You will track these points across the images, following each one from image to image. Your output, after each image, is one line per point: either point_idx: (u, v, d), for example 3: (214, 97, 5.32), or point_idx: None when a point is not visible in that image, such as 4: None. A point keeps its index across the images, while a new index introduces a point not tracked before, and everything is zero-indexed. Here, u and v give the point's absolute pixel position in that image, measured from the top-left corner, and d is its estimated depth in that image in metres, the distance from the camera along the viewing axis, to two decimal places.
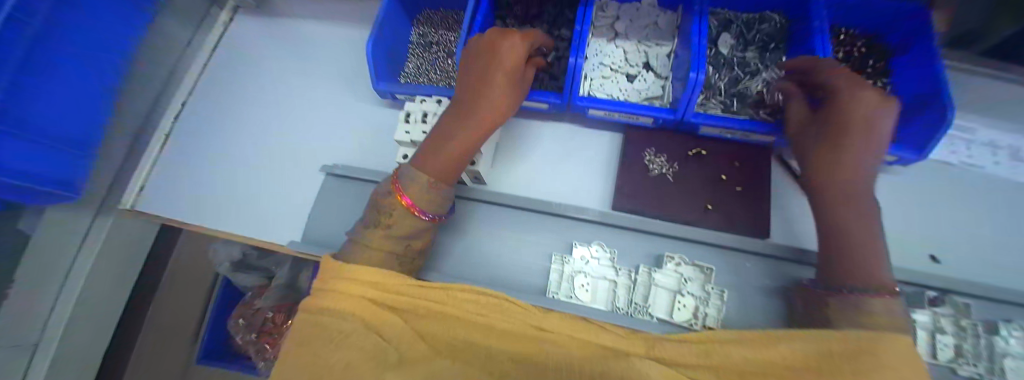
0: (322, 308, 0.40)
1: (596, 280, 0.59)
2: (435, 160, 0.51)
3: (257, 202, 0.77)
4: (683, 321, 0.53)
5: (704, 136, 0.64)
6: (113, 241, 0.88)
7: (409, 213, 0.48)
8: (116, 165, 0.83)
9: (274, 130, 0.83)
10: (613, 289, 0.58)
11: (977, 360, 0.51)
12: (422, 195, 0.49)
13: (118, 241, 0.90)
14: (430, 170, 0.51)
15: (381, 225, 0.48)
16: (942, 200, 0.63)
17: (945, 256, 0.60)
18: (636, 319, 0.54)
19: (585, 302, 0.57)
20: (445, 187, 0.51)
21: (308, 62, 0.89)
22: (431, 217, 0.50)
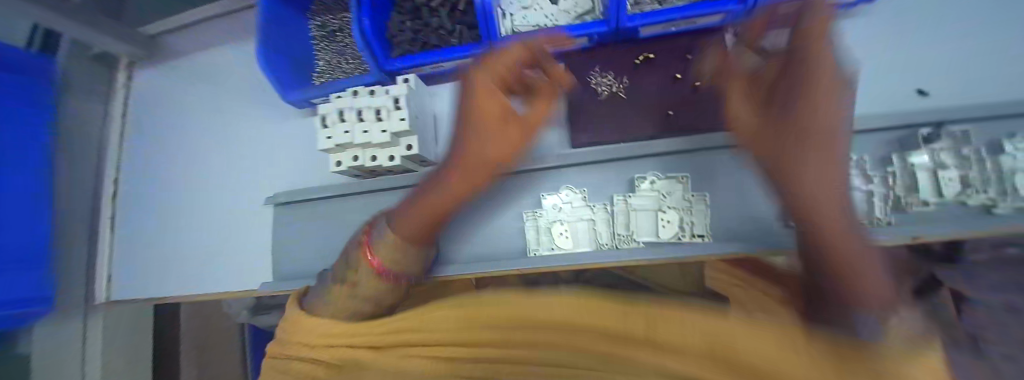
0: (291, 362, 0.40)
1: (574, 224, 0.55)
2: (408, 222, 0.46)
3: (222, 258, 0.73)
4: (668, 237, 0.51)
5: (648, 39, 0.57)
6: (113, 340, 0.83)
7: (373, 272, 0.44)
8: (79, 262, 0.80)
9: (212, 178, 0.77)
10: (594, 227, 0.54)
11: (986, 186, 0.47)
12: (389, 256, 0.44)
13: (120, 337, 0.84)
14: (405, 230, 0.45)
15: (345, 283, 0.44)
16: (922, 24, 0.56)
17: (936, 87, 0.54)
18: (623, 251, 0.51)
19: (568, 249, 0.54)
20: (412, 248, 0.46)
21: (219, 97, 0.80)
22: (397, 277, 0.45)
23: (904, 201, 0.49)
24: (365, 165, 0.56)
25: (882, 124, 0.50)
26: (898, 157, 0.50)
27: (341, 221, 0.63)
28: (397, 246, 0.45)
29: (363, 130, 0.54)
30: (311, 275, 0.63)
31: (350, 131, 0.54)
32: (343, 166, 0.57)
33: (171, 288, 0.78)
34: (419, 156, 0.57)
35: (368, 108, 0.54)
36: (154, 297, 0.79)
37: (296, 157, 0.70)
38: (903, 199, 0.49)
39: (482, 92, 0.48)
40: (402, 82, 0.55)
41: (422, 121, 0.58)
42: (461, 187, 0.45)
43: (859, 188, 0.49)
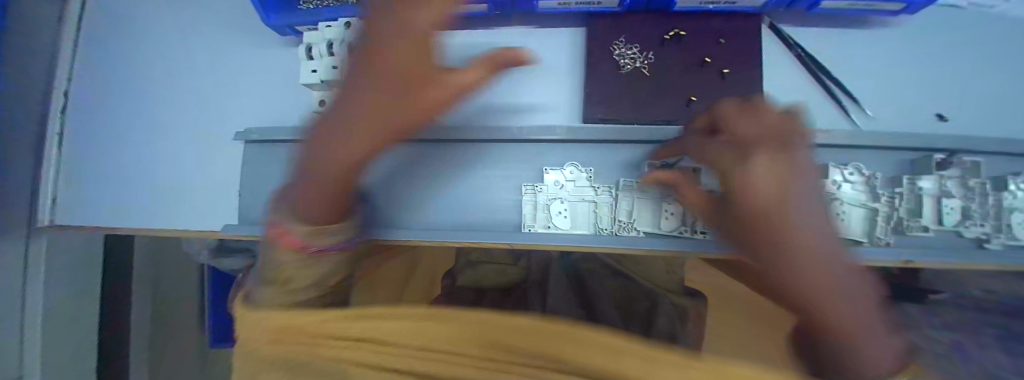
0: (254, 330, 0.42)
1: (574, 204, 0.52)
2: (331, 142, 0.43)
3: (187, 193, 0.65)
4: (665, 229, 0.49)
5: (681, 13, 0.52)
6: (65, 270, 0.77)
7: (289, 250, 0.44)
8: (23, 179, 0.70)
9: (176, 102, 0.68)
10: (594, 209, 0.51)
11: (985, 220, 0.47)
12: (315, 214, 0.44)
13: (74, 268, 0.79)
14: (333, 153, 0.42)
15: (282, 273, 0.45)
16: (958, 44, 0.53)
17: (955, 113, 0.51)
18: (624, 238, 0.48)
19: (565, 229, 0.51)
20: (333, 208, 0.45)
21: (193, 13, 0.69)
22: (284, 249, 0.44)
23: (905, 224, 0.48)
24: None
25: (907, 143, 0.47)
26: (908, 179, 0.48)
27: None
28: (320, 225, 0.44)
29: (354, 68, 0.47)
30: None
31: (339, 67, 0.48)
32: None
33: (127, 220, 0.70)
34: None
35: None
36: (105, 228, 0.71)
37: (273, 91, 0.63)
38: (905, 222, 0.48)
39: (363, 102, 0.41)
40: None
41: None
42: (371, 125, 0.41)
43: (865, 206, 0.47)
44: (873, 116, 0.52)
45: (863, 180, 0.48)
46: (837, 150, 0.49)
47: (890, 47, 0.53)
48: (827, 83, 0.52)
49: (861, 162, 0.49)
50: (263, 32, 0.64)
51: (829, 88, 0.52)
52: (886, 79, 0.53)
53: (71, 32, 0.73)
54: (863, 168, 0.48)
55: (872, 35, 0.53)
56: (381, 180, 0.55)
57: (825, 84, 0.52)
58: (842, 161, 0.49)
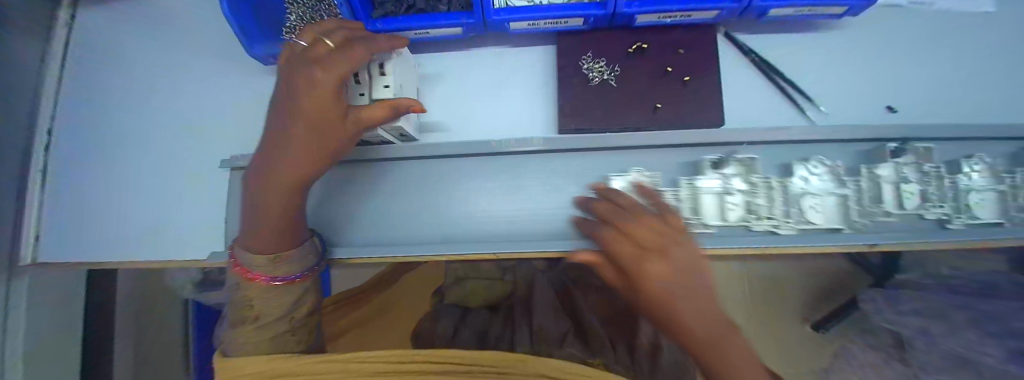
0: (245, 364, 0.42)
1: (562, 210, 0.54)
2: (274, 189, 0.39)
3: (172, 223, 0.65)
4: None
5: (641, 28, 0.56)
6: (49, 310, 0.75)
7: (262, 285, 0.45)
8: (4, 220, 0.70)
9: (159, 135, 0.69)
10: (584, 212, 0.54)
11: (943, 202, 0.50)
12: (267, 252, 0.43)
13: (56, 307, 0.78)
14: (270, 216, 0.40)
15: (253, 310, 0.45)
16: (895, 44, 0.57)
17: (901, 105, 0.55)
18: None
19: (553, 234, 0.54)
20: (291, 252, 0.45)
21: (179, 49, 0.71)
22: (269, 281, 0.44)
23: (870, 211, 0.51)
24: None
25: (859, 135, 0.51)
26: (867, 169, 0.51)
27: None
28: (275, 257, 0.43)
29: None
30: None
31: None
32: None
33: (112, 253, 0.69)
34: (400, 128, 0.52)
35: None
36: (90, 264, 0.71)
37: (258, 119, 0.65)
38: (869, 209, 0.51)
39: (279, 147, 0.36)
40: None
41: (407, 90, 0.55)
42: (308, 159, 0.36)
43: (832, 194, 0.50)
44: (827, 112, 0.56)
45: (827, 170, 0.51)
46: (797, 146, 0.52)
47: (836, 49, 0.58)
48: (783, 84, 0.56)
49: (822, 155, 0.52)
50: (248, 63, 0.67)
51: (785, 89, 0.56)
52: (836, 78, 0.57)
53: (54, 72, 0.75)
54: (824, 159, 0.51)
55: (819, 39, 0.58)
56: (368, 199, 0.57)
57: (780, 86, 0.56)
58: (804, 155, 0.52)
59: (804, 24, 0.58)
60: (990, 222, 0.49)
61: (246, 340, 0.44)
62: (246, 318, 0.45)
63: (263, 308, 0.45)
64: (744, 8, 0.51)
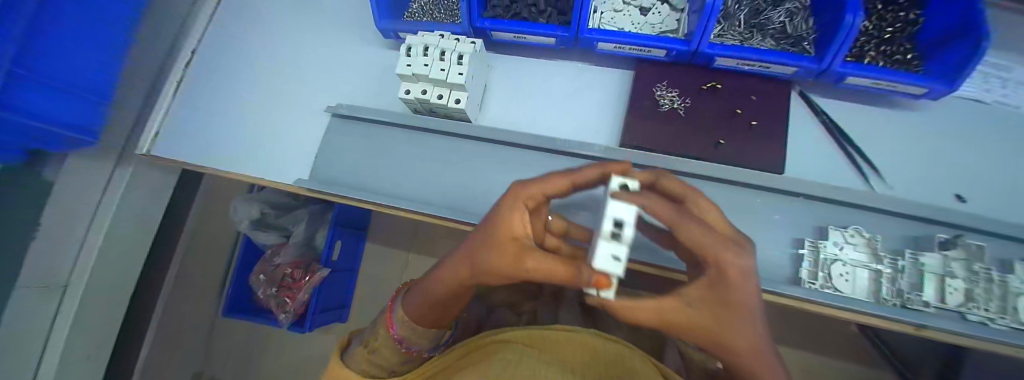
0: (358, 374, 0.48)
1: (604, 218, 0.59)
2: (425, 296, 0.47)
3: (266, 148, 0.76)
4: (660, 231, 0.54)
5: (719, 71, 0.61)
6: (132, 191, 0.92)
7: (388, 335, 0.50)
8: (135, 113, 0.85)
9: (278, 74, 0.82)
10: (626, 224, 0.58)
11: (988, 305, 0.49)
12: (406, 316, 0.49)
13: (137, 192, 0.94)
14: (417, 307, 0.49)
15: (368, 346, 0.50)
16: (969, 140, 0.59)
17: (970, 196, 0.55)
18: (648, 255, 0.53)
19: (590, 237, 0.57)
20: (424, 325, 0.49)
21: (314, 12, 0.86)
22: (398, 337, 0.49)
23: (908, 297, 0.49)
24: (431, 101, 0.60)
25: (921, 213, 0.51)
26: (911, 253, 0.50)
27: (388, 148, 0.67)
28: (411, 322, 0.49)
29: (440, 68, 0.58)
30: (346, 187, 0.67)
31: (429, 66, 0.58)
32: (412, 95, 0.61)
33: (206, 158, 0.81)
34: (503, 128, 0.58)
35: (452, 52, 0.59)
36: (189, 165, 0.82)
37: (363, 80, 0.76)
38: (907, 294, 0.49)
39: (455, 264, 0.44)
40: (470, 43, 0.61)
41: (478, 83, 0.63)
42: (461, 276, 0.43)
43: (870, 267, 0.51)
44: (891, 186, 0.56)
45: (864, 242, 0.51)
46: (854, 211, 0.53)
47: (909, 129, 0.59)
48: (849, 149, 0.58)
49: (862, 226, 0.52)
50: (368, 35, 0.80)
51: (851, 155, 0.57)
52: (905, 156, 0.58)
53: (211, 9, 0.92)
54: (863, 231, 0.51)
55: (889, 115, 0.60)
56: (439, 166, 0.64)
57: (845, 149, 0.58)
58: (860, 219, 0.53)
59: (879, 98, 0.61)
60: None
61: (361, 366, 0.48)
62: (364, 346, 0.50)
63: (381, 341, 0.50)
64: (821, 69, 0.55)
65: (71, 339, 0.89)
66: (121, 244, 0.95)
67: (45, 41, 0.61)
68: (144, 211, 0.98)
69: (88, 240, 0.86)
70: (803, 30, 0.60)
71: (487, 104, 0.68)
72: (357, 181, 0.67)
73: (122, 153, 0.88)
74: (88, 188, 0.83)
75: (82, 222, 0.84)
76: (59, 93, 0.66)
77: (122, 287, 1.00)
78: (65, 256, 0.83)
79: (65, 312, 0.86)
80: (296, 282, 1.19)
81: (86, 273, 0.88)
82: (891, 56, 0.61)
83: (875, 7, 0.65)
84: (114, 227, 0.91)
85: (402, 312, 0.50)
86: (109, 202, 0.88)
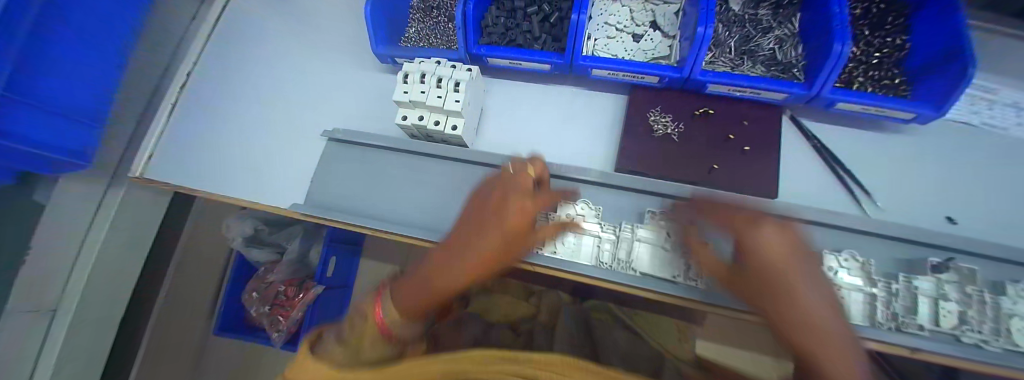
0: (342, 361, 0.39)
1: (580, 238, 0.58)
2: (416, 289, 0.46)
3: (261, 171, 0.76)
4: (666, 273, 0.54)
5: (712, 96, 0.62)
6: (126, 212, 0.91)
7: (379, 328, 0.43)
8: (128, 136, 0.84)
9: (276, 97, 0.82)
10: (597, 245, 0.57)
11: (982, 326, 0.49)
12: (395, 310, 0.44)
13: (131, 214, 0.93)
14: (405, 298, 0.45)
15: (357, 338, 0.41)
16: (957, 161, 0.60)
17: (962, 218, 0.57)
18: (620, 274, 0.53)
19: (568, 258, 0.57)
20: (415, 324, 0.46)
21: (312, 35, 0.87)
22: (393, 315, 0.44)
23: (902, 320, 0.49)
24: (427, 127, 0.61)
25: (912, 236, 0.52)
26: (903, 276, 0.51)
27: (385, 173, 0.67)
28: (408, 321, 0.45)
29: (437, 96, 0.59)
30: (341, 212, 0.66)
31: (425, 93, 0.59)
32: (408, 122, 0.61)
33: (208, 184, 0.79)
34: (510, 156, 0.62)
35: (449, 79, 0.60)
36: (181, 188, 0.81)
37: (360, 104, 0.77)
38: (901, 318, 0.50)
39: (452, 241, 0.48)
40: (466, 69, 0.61)
41: (474, 109, 0.64)
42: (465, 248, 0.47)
43: (865, 291, 0.50)
44: (882, 208, 0.57)
45: (858, 266, 0.51)
46: (849, 234, 0.53)
47: (898, 151, 0.60)
48: (840, 173, 0.59)
49: (854, 249, 0.53)
50: (366, 58, 0.81)
51: (842, 178, 0.58)
52: (894, 178, 0.59)
53: (208, 31, 0.92)
54: (856, 254, 0.51)
55: (877, 138, 0.61)
56: (434, 190, 0.65)
57: (837, 173, 0.59)
58: (852, 242, 0.53)
59: (869, 122, 0.62)
60: None
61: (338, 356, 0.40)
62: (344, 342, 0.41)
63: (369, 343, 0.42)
64: (811, 96, 0.56)
65: (58, 366, 0.86)
66: (114, 267, 0.94)
67: (39, 66, 0.61)
68: (137, 233, 0.97)
69: (78, 264, 0.85)
70: (793, 57, 0.62)
71: (482, 128, 0.68)
72: (352, 204, 0.67)
73: (112, 176, 0.87)
74: (79, 211, 0.82)
75: (73, 245, 0.83)
76: (55, 118, 0.65)
77: (114, 310, 0.99)
78: (53, 281, 0.82)
79: (53, 339, 0.84)
80: (289, 300, 1.17)
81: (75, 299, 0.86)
82: (878, 81, 0.63)
83: (862, 33, 0.67)
84: (105, 252, 0.89)
85: (395, 307, 0.45)
86: (101, 225, 0.87)
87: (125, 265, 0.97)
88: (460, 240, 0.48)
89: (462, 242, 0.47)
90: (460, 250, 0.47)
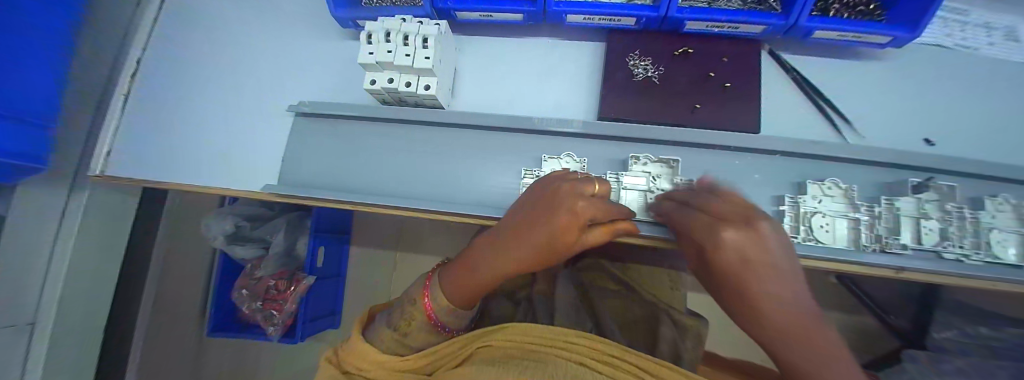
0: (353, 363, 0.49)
1: None
2: (459, 287, 0.51)
3: (231, 156, 0.72)
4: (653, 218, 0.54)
5: (692, 34, 0.60)
6: (93, 216, 0.86)
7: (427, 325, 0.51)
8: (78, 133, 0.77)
9: (235, 76, 0.77)
10: None
11: (962, 241, 0.50)
12: (438, 308, 0.50)
13: (99, 217, 0.88)
14: (452, 293, 0.51)
15: (397, 330, 0.51)
16: (935, 85, 0.60)
17: (938, 139, 0.58)
18: None
19: None
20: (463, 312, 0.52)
21: (266, 6, 0.81)
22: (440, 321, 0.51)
23: (885, 241, 0.51)
24: (399, 89, 0.58)
25: (894, 159, 0.52)
26: (886, 199, 0.52)
27: (361, 145, 0.64)
28: (454, 308, 0.51)
29: (405, 53, 0.55)
30: (320, 188, 0.64)
31: (392, 52, 0.56)
32: (378, 85, 0.57)
33: (174, 174, 0.75)
34: (490, 114, 0.60)
35: (416, 35, 0.56)
36: (150, 183, 0.76)
37: (326, 75, 0.72)
38: (885, 239, 0.51)
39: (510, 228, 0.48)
40: (433, 24, 0.58)
41: (446, 68, 0.61)
42: (523, 246, 0.46)
43: (849, 216, 0.51)
44: (862, 136, 0.58)
45: (841, 193, 0.52)
46: (829, 165, 0.54)
47: (877, 79, 0.60)
48: (820, 104, 0.59)
49: (837, 178, 0.53)
50: (328, 26, 0.76)
51: (822, 108, 0.58)
52: (873, 106, 0.59)
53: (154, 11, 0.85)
54: (840, 182, 0.52)
55: (857, 67, 0.61)
56: (414, 156, 0.62)
57: (817, 104, 0.59)
58: (833, 171, 0.54)
59: (846, 50, 0.61)
60: (1015, 264, 0.49)
61: (387, 343, 0.50)
62: (394, 328, 0.51)
63: (415, 327, 0.50)
64: (789, 26, 0.55)
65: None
66: (90, 274, 0.89)
67: None
68: (109, 238, 0.92)
69: (50, 274, 0.80)
70: None
71: (456, 88, 0.65)
72: (332, 180, 0.64)
73: (75, 179, 0.82)
74: (41, 217, 0.76)
75: (43, 254, 0.78)
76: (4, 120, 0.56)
77: (97, 320, 0.94)
78: (28, 292, 0.77)
79: (36, 354, 0.79)
80: (281, 294, 1.16)
81: (54, 308, 0.82)
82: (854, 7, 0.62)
83: None
84: (78, 257, 0.84)
85: (444, 300, 0.51)
86: (70, 230, 0.81)
87: (101, 272, 0.92)
88: (511, 249, 0.47)
89: (514, 249, 0.47)
90: (517, 255, 0.47)
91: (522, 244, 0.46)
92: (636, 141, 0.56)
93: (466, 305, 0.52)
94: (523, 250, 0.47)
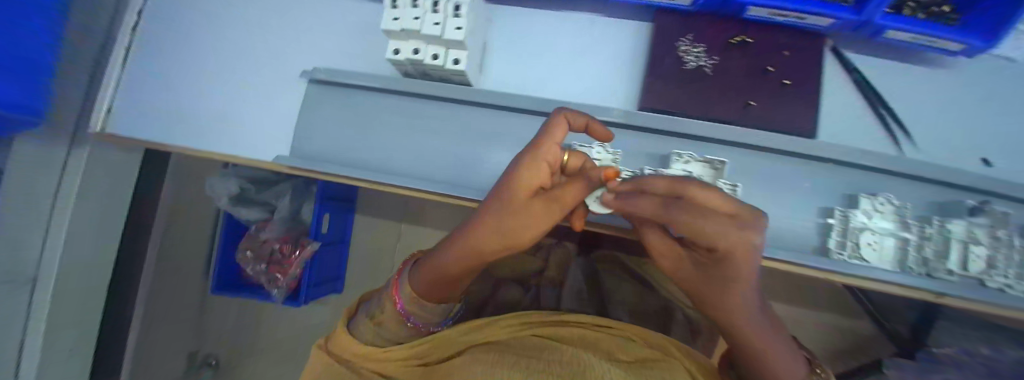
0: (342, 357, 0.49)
1: None
2: (425, 278, 0.47)
3: (238, 122, 0.68)
4: None
5: (752, 21, 0.54)
6: (94, 173, 0.82)
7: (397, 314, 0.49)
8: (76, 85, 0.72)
9: (243, 33, 0.71)
10: None
11: (1010, 270, 0.48)
12: (407, 297, 0.49)
13: (100, 174, 0.84)
14: (421, 286, 0.48)
15: (375, 320, 0.51)
16: (1004, 99, 0.55)
17: (997, 159, 0.54)
18: None
19: None
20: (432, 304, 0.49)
21: None
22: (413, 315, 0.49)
23: (933, 265, 0.48)
24: (425, 62, 0.53)
25: (953, 179, 0.48)
26: (938, 220, 0.49)
27: (379, 120, 0.60)
28: (422, 300, 0.49)
29: (434, 22, 0.50)
30: (333, 163, 0.60)
31: (420, 19, 0.50)
32: (402, 55, 0.52)
33: (178, 137, 0.71)
34: (520, 96, 0.55)
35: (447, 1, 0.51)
36: (153, 144, 0.73)
37: (343, 39, 0.67)
38: (932, 263, 0.49)
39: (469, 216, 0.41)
40: None
41: (476, 40, 0.56)
42: (485, 238, 0.38)
43: (898, 236, 0.49)
44: (920, 149, 0.53)
45: (893, 210, 0.49)
46: (880, 178, 0.50)
47: (944, 87, 0.55)
48: (881, 111, 0.54)
49: (890, 193, 0.50)
50: None
51: (882, 115, 0.54)
52: (934, 118, 0.54)
53: None
54: (893, 198, 0.49)
55: (923, 73, 0.55)
56: (435, 136, 0.58)
57: (878, 111, 0.54)
58: (885, 186, 0.50)
59: (910, 53, 0.56)
60: None
61: (367, 336, 0.50)
62: (372, 320, 0.51)
63: (389, 316, 0.50)
64: (861, 22, 0.49)
65: (51, 337, 0.82)
66: (92, 232, 0.86)
67: None
68: (110, 196, 0.89)
69: (52, 231, 0.77)
70: None
71: (484, 64, 0.60)
72: (346, 155, 0.60)
73: (74, 134, 0.75)
74: (39, 172, 0.72)
75: (42, 210, 0.75)
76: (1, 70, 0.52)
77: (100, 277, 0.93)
78: (28, 249, 0.74)
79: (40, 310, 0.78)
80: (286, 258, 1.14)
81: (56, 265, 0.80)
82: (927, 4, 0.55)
83: None
84: (80, 215, 0.82)
85: (411, 290, 0.49)
86: (71, 186, 0.78)
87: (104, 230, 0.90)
88: (469, 239, 0.40)
89: (472, 239, 0.40)
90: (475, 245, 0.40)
91: (481, 235, 0.38)
92: (680, 137, 0.52)
93: (438, 298, 0.49)
94: (487, 243, 0.39)
